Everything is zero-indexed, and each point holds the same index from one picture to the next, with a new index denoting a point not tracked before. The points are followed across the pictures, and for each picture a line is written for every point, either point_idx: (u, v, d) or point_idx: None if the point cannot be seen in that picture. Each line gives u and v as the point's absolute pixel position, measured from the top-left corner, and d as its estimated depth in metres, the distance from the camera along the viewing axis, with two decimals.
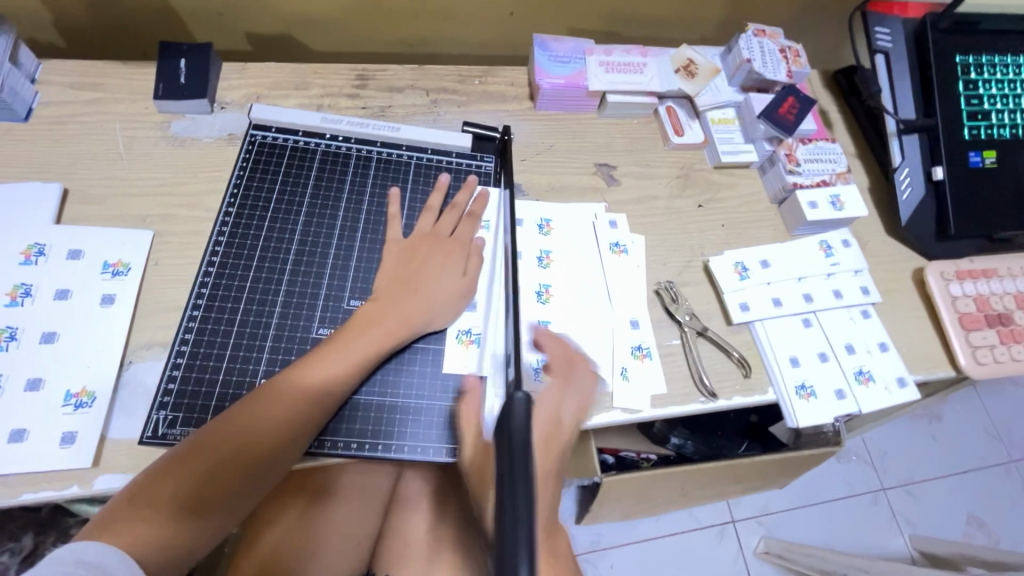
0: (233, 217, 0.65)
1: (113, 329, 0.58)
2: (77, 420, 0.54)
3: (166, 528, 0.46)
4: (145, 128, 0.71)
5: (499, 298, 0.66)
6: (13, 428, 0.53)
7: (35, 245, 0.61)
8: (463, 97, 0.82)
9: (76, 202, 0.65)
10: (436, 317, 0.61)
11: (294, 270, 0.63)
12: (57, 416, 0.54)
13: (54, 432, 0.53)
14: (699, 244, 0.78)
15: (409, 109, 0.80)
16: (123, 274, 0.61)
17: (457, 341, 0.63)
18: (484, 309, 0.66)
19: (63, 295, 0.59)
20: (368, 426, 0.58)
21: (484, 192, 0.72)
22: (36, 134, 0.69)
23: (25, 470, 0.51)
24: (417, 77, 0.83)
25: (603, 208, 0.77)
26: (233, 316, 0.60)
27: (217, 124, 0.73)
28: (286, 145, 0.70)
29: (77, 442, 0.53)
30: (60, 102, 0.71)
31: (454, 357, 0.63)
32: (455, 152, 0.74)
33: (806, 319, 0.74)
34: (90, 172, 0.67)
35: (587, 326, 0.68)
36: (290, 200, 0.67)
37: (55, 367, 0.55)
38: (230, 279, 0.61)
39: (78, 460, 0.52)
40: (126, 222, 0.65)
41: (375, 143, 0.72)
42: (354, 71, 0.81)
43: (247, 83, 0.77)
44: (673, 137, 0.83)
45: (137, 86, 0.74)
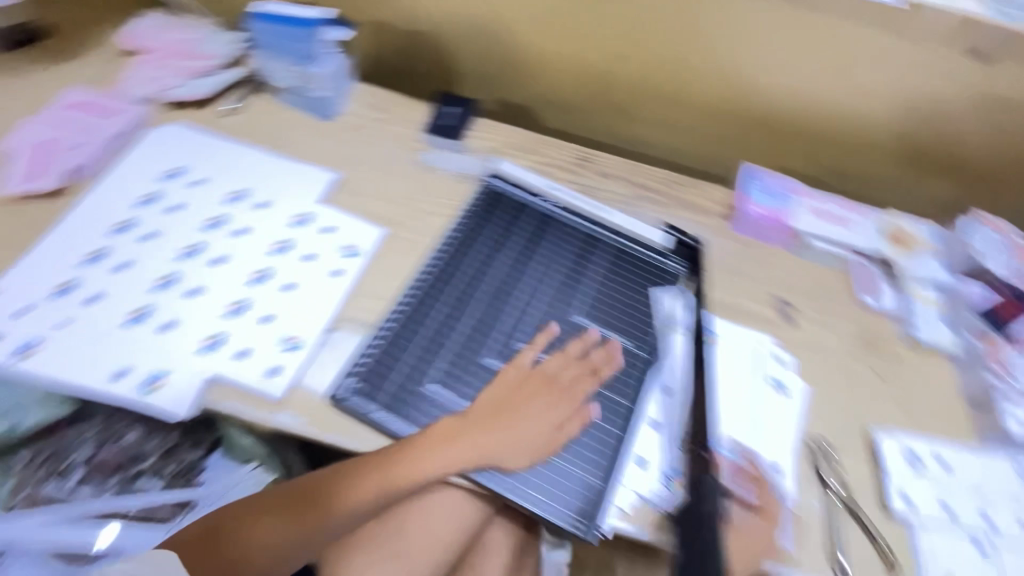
0: (452, 238, 0.76)
1: (334, 297, 0.70)
2: (286, 358, 0.65)
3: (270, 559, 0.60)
4: (405, 150, 0.87)
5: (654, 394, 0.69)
6: (242, 346, 0.65)
7: (305, 214, 0.77)
8: (664, 199, 0.89)
9: (338, 190, 0.81)
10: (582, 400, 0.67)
11: (486, 300, 0.71)
12: (273, 350, 0.65)
13: (268, 361, 0.64)
14: (868, 414, 0.73)
15: (613, 196, 0.88)
16: (355, 257, 0.74)
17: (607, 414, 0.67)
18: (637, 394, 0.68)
19: (310, 258, 0.72)
20: (500, 459, 0.63)
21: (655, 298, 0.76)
22: (329, 131, 0.87)
23: (236, 383, 0.63)
24: (628, 171, 0.91)
25: (770, 340, 0.77)
26: (425, 320, 0.69)
27: (457, 162, 0.87)
28: (512, 197, 0.81)
29: (280, 374, 0.64)
30: (353, 113, 0.89)
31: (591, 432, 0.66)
32: (649, 246, 0.80)
33: (976, 542, 0.65)
34: (356, 172, 0.83)
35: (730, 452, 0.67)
36: (500, 241, 0.77)
37: (286, 311, 0.68)
38: (434, 290, 0.71)
39: (274, 390, 0.63)
40: (367, 217, 0.79)
41: (583, 216, 0.81)
42: (576, 152, 0.92)
43: (490, 137, 0.91)
44: (863, 295, 0.81)
45: (410, 117, 0.91)
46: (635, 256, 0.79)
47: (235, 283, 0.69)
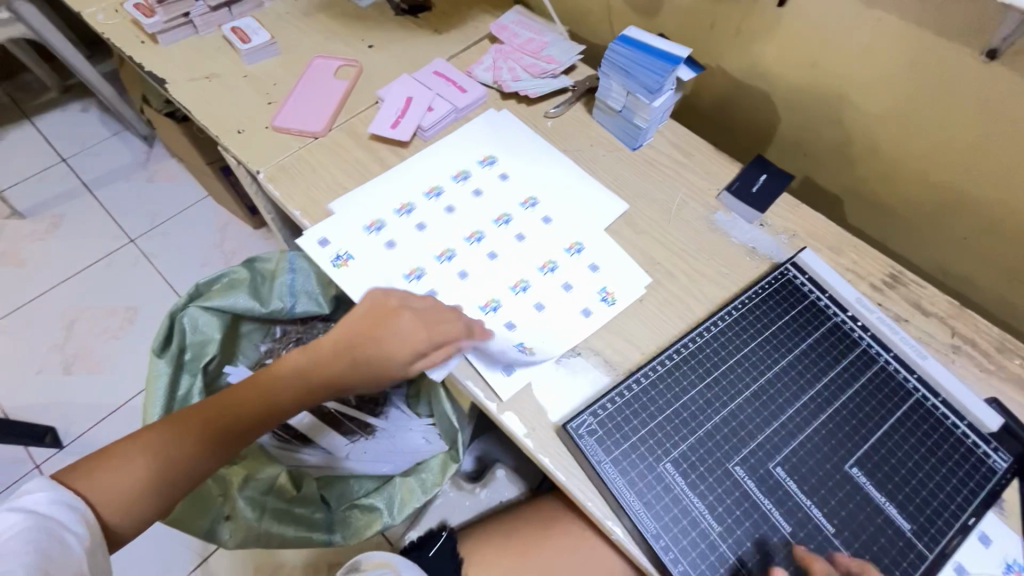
0: (731, 319, 0.70)
1: (575, 333, 0.70)
2: (524, 364, 0.67)
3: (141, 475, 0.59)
4: (699, 202, 0.83)
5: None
6: (492, 335, 0.68)
7: (578, 243, 0.77)
8: (992, 366, 0.71)
9: (622, 221, 0.80)
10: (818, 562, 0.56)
11: (752, 400, 0.64)
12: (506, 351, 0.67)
13: (507, 359, 0.67)
14: None
15: (923, 337, 0.73)
16: (608, 303, 0.72)
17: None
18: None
19: (567, 287, 0.73)
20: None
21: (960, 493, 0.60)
22: (631, 161, 0.87)
23: (468, 365, 0.67)
24: (952, 314, 0.75)
25: None
26: (680, 394, 0.64)
27: (749, 233, 0.80)
28: (809, 295, 0.72)
29: (515, 375, 0.66)
30: (658, 149, 0.88)
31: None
32: (962, 424, 0.63)
33: None
34: (645, 208, 0.82)
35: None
36: (785, 343, 0.68)
37: (530, 325, 0.70)
38: (697, 363, 0.67)
39: (505, 388, 0.65)
40: (642, 257, 0.77)
41: (889, 350, 0.67)
42: (890, 268, 0.79)
43: (792, 217, 0.82)
44: None
45: (714, 170, 0.86)
46: (944, 424, 0.63)
47: (499, 283, 0.74)
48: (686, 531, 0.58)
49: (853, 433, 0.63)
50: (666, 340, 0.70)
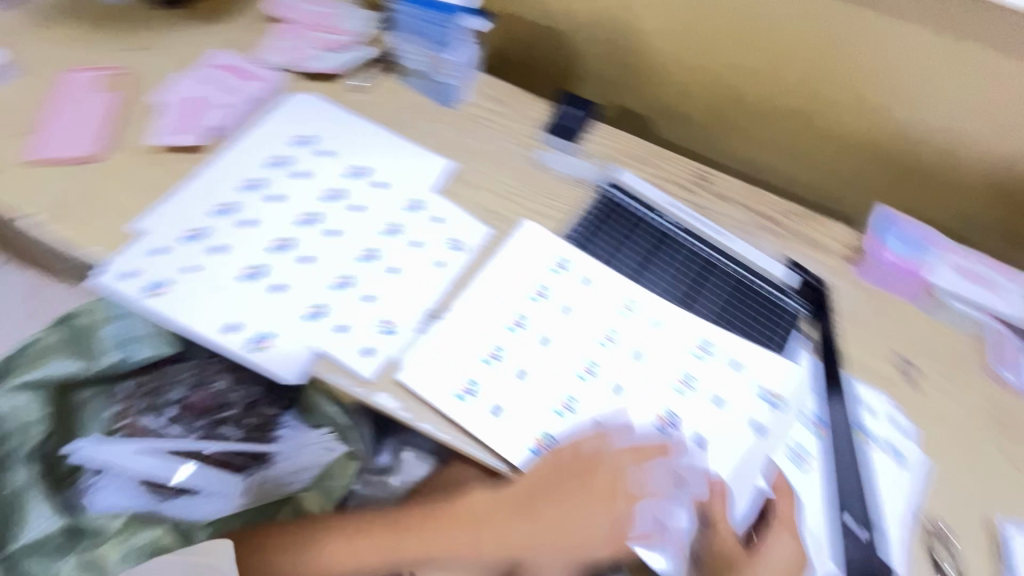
0: (569, 266, 0.74)
1: (434, 287, 0.70)
2: (380, 339, 0.66)
3: None
4: (522, 146, 0.86)
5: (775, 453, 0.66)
6: (342, 321, 0.66)
7: (418, 200, 0.77)
8: (784, 231, 0.84)
9: (454, 179, 0.81)
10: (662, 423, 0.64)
11: (604, 324, 0.70)
12: (371, 330, 0.66)
13: (363, 340, 0.66)
14: (988, 498, 0.67)
15: (730, 221, 0.84)
16: (460, 251, 0.74)
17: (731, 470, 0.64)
18: (757, 444, 0.65)
19: (416, 245, 0.73)
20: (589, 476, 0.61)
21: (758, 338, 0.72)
22: (451, 119, 0.87)
23: (332, 356, 0.64)
24: (748, 196, 0.87)
25: (889, 404, 0.71)
26: (544, 335, 0.68)
27: (573, 165, 0.85)
28: (631, 208, 0.80)
29: (373, 355, 0.65)
30: (475, 104, 0.90)
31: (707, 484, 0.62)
32: (767, 281, 0.77)
33: None
34: (473, 163, 0.83)
35: (837, 510, 0.64)
36: (618, 265, 0.75)
37: (386, 295, 0.69)
38: (553, 306, 0.70)
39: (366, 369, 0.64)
40: (480, 210, 0.78)
41: (702, 240, 0.79)
42: (697, 170, 0.88)
43: (607, 143, 0.89)
44: (998, 369, 0.75)
45: (530, 113, 0.90)
46: (755, 288, 0.76)
47: (344, 259, 0.71)
48: (586, 459, 0.61)
49: (689, 321, 0.72)
50: (522, 288, 0.71)
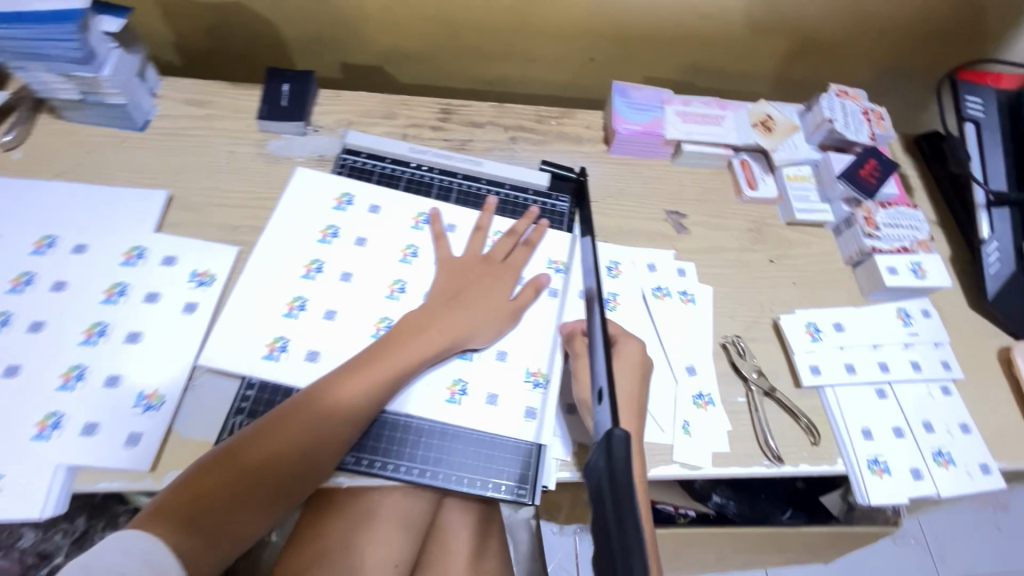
0: (354, 202, 0.68)
1: (190, 335, 0.61)
2: (143, 422, 0.56)
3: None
4: (246, 145, 0.77)
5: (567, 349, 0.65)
6: (87, 421, 0.55)
7: (138, 247, 0.66)
8: (539, 136, 0.85)
9: (177, 209, 0.70)
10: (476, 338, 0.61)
11: (387, 276, 0.64)
12: (127, 415, 0.56)
13: (121, 430, 0.55)
14: (769, 300, 0.76)
15: (487, 144, 0.83)
16: (208, 284, 0.64)
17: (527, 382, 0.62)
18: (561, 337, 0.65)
19: (152, 298, 0.62)
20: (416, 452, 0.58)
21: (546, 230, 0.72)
22: (150, 143, 0.75)
23: (90, 465, 0.54)
24: (496, 114, 0.86)
25: (672, 256, 0.77)
26: (328, 309, 0.61)
27: (310, 145, 0.78)
28: (374, 169, 0.73)
29: (140, 444, 0.55)
30: (174, 115, 0.78)
31: (508, 399, 0.61)
32: (532, 189, 0.76)
33: (881, 390, 0.70)
34: (194, 182, 0.73)
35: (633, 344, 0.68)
36: (390, 207, 0.69)
37: (133, 367, 0.58)
38: (330, 277, 0.63)
39: (138, 462, 0.54)
40: (220, 231, 0.69)
41: (456, 174, 0.75)
42: (439, 105, 0.85)
43: (340, 109, 0.82)
44: (746, 190, 0.83)
45: (243, 106, 0.80)
46: (520, 203, 0.75)
47: (64, 350, 0.58)
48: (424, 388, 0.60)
49: (461, 244, 0.68)
50: (292, 268, 0.63)
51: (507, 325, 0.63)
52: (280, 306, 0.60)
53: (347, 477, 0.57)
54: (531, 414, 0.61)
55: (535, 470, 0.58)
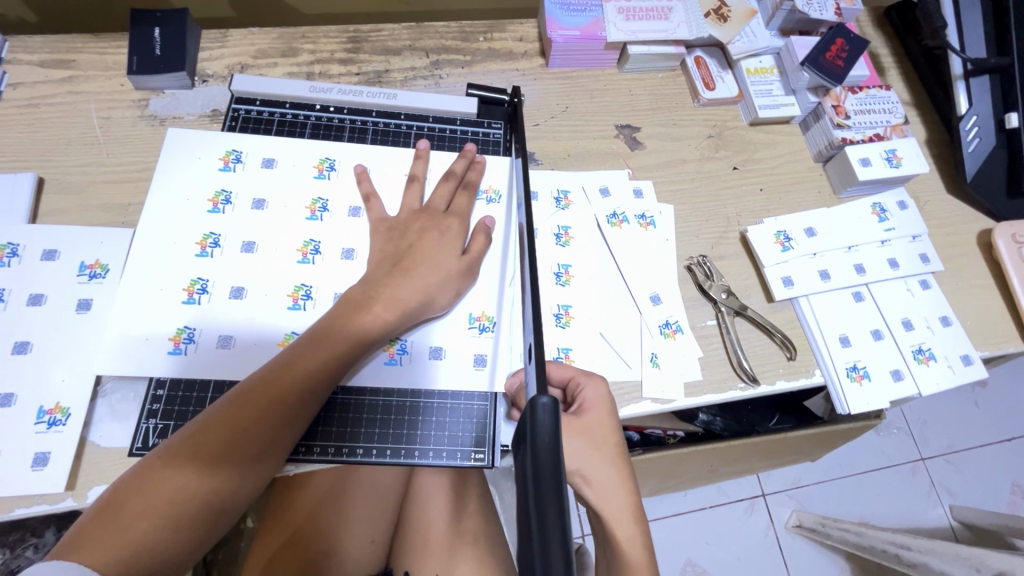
0: (245, 160, 0.59)
1: (89, 337, 0.53)
2: (50, 440, 0.50)
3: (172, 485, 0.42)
4: (123, 107, 0.66)
5: (513, 286, 0.58)
6: None
7: (9, 244, 0.56)
8: (466, 56, 0.74)
9: (51, 193, 0.60)
10: (429, 298, 0.53)
11: (298, 239, 0.56)
12: (30, 435, 0.50)
13: (26, 451, 0.49)
14: (735, 212, 0.70)
15: (407, 74, 0.72)
16: (101, 277, 0.56)
17: (471, 329, 0.56)
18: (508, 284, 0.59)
19: (37, 300, 0.54)
20: (361, 428, 0.53)
21: (480, 159, 0.63)
22: (6, 119, 0.63)
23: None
24: (414, 37, 0.75)
25: (626, 175, 0.69)
26: (233, 287, 0.54)
27: (199, 99, 0.67)
28: (273, 118, 0.63)
29: (50, 464, 0.49)
30: (30, 82, 0.66)
31: (453, 350, 0.55)
32: (460, 118, 0.67)
33: (857, 293, 0.66)
34: (67, 159, 0.62)
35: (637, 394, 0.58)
36: (287, 157, 0.60)
37: (27, 380, 0.51)
38: (231, 251, 0.55)
39: (53, 483, 0.49)
40: (107, 213, 0.60)
41: (371, 112, 0.65)
42: (346, 33, 0.74)
43: (229, 52, 0.70)
44: (703, 91, 0.74)
45: (112, 61, 0.68)
46: (447, 135, 0.66)
47: None
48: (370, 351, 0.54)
49: (382, 188, 0.60)
50: (184, 248, 0.55)
51: (462, 284, 0.56)
52: (177, 293, 0.53)
53: (292, 467, 0.53)
54: (482, 361, 0.55)
55: (491, 432, 0.54)
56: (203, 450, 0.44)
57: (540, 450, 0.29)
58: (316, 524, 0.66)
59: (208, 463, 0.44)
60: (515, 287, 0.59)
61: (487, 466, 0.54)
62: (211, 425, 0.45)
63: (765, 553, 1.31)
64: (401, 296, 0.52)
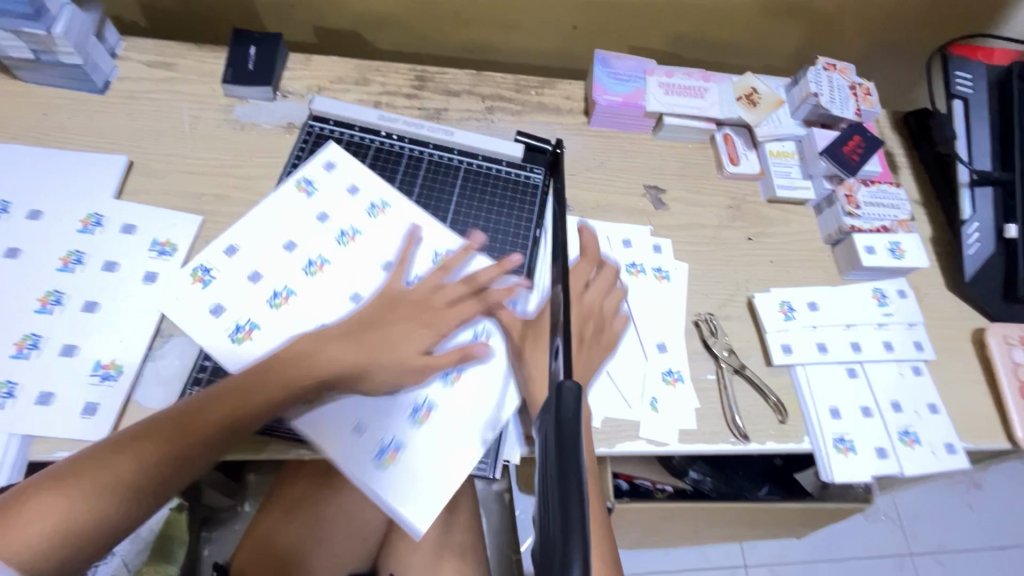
0: (351, 196, 0.66)
1: (150, 306, 0.60)
2: (100, 392, 0.55)
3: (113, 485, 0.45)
4: (211, 110, 0.74)
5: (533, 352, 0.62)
6: (41, 390, 0.54)
7: (95, 214, 0.63)
8: (518, 106, 0.82)
9: (138, 175, 0.68)
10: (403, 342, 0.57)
11: (349, 247, 0.64)
12: (84, 385, 0.55)
13: (78, 400, 0.54)
14: (744, 279, 0.75)
15: (463, 114, 0.80)
16: (169, 254, 0.63)
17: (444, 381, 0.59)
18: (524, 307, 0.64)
19: (110, 267, 0.61)
20: None
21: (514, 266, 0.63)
22: (110, 106, 0.72)
23: (45, 435, 0.53)
24: (474, 83, 0.83)
25: (648, 232, 0.76)
26: (286, 287, 0.60)
27: (278, 111, 0.75)
28: (342, 138, 0.72)
29: (98, 413, 0.54)
30: (136, 77, 0.75)
31: (405, 398, 0.57)
32: (506, 160, 0.74)
33: (851, 369, 0.70)
34: (156, 148, 0.70)
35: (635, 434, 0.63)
36: (351, 175, 0.68)
37: (90, 336, 0.57)
38: (288, 249, 0.62)
39: (95, 432, 0.54)
40: (183, 199, 0.68)
41: (428, 144, 0.73)
42: (414, 72, 0.82)
43: (310, 75, 0.79)
44: (727, 165, 0.81)
45: (208, 69, 0.77)
46: (492, 173, 0.73)
47: (15, 317, 0.57)
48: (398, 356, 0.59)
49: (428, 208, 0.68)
50: (248, 241, 0.62)
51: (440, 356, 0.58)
52: (239, 289, 0.59)
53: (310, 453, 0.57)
54: (428, 409, 0.57)
55: (493, 448, 0.59)
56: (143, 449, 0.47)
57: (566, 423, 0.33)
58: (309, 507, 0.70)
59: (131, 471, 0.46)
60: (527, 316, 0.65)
61: (489, 476, 0.59)
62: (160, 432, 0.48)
63: None
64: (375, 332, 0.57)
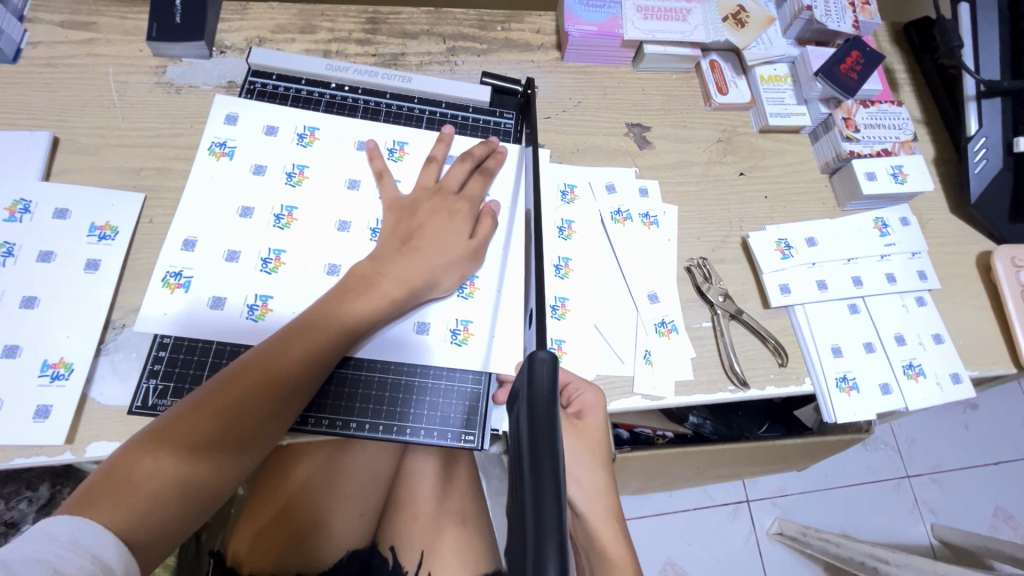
0: (323, 143, 0.62)
1: (97, 297, 0.55)
2: (52, 394, 0.51)
3: (190, 449, 0.44)
4: (139, 73, 0.66)
5: (521, 226, 0.63)
6: None
7: (22, 200, 0.57)
8: (483, 45, 0.75)
9: (66, 152, 0.61)
10: (435, 280, 0.55)
11: (334, 210, 0.60)
12: (32, 387, 0.51)
13: (28, 404, 0.50)
14: (738, 218, 0.71)
15: (423, 58, 0.73)
16: (110, 238, 0.57)
17: (459, 295, 0.58)
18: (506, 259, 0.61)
19: (47, 257, 0.55)
20: (356, 402, 0.54)
21: (502, 150, 0.65)
22: (24, 77, 0.64)
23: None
24: (432, 22, 0.75)
25: (633, 174, 0.70)
26: (272, 249, 0.57)
27: (216, 70, 0.68)
28: (288, 94, 0.65)
29: (52, 417, 0.50)
30: (50, 41, 0.66)
31: (440, 325, 0.57)
32: (472, 106, 0.69)
33: (853, 305, 0.67)
34: (82, 121, 0.63)
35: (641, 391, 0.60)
36: (328, 129, 0.63)
37: (34, 335, 0.52)
38: (264, 217, 0.58)
39: (52, 436, 0.50)
40: (119, 176, 0.61)
41: (384, 94, 0.67)
42: (364, 14, 0.74)
43: (248, 26, 0.71)
44: (715, 95, 0.75)
45: (132, 26, 0.68)
46: (459, 121, 0.68)
47: None
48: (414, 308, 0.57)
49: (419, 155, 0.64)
50: (219, 213, 0.58)
51: (471, 262, 0.58)
52: (222, 272, 0.56)
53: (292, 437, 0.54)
54: (464, 327, 0.57)
55: (481, 415, 0.56)
56: (210, 419, 0.45)
57: (539, 400, 0.31)
58: (308, 492, 0.67)
59: (202, 445, 0.45)
60: (518, 263, 0.61)
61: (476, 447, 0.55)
62: (228, 392, 0.46)
63: (745, 559, 1.32)
64: (408, 272, 0.54)
